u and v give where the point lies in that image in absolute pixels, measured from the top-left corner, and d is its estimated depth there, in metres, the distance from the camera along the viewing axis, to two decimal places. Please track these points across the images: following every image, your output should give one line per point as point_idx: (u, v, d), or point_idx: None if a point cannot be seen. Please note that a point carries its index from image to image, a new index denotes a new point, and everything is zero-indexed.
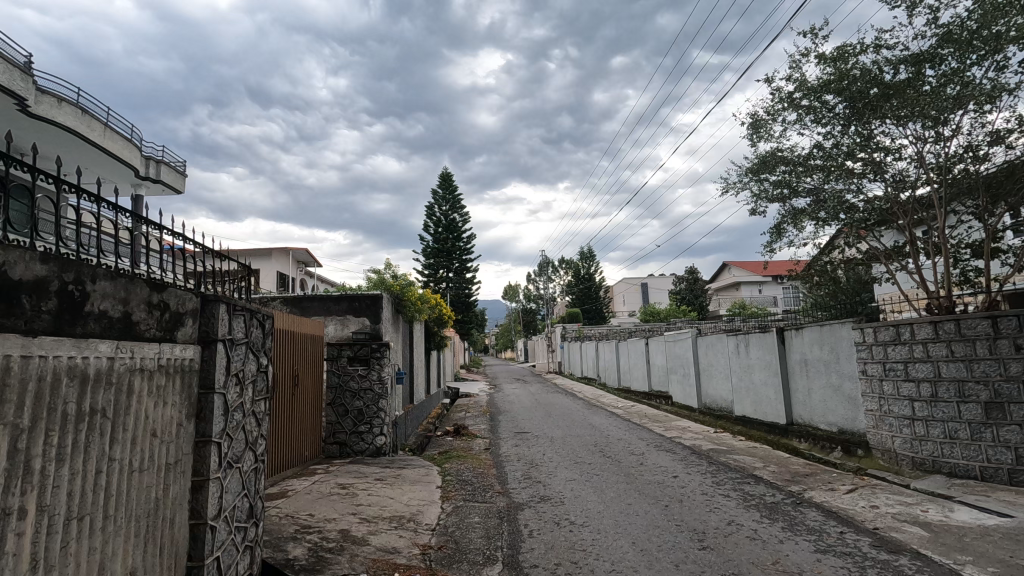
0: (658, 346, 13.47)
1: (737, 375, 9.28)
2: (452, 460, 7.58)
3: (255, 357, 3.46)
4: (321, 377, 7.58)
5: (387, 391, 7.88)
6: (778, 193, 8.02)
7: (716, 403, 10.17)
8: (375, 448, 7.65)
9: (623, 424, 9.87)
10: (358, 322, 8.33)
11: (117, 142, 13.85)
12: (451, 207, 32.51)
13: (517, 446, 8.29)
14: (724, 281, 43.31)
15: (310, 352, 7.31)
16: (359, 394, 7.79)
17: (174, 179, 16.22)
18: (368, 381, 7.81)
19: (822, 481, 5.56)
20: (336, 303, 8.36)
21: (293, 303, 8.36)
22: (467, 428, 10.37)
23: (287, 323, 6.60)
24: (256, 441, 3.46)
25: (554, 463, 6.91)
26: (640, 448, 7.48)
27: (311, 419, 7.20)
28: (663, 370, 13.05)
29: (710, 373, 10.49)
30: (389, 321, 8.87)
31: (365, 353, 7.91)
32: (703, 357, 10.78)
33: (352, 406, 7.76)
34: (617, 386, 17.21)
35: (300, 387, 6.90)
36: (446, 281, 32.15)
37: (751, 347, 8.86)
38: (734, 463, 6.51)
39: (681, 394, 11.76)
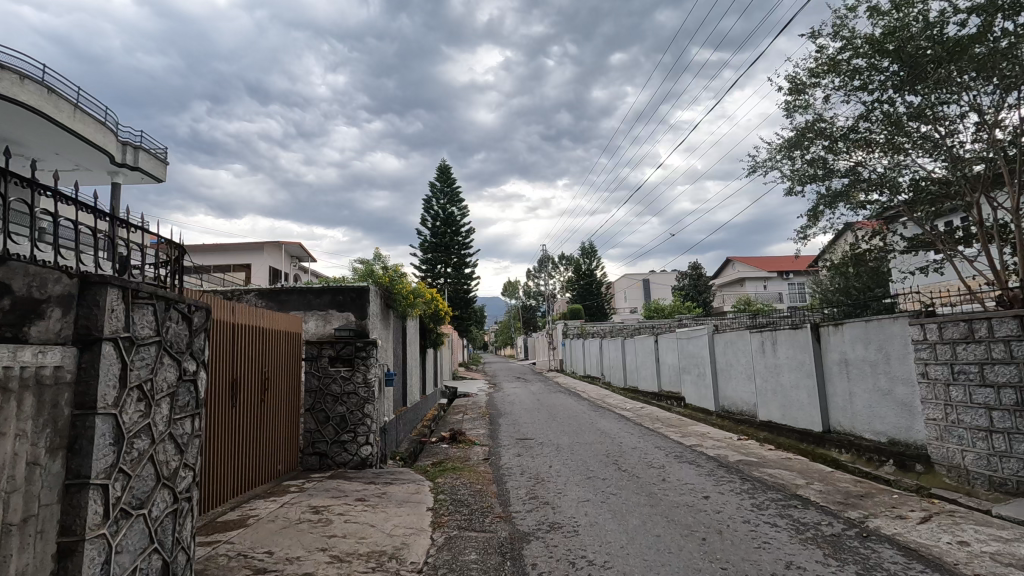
0: (669, 344, 12.62)
1: (762, 376, 8.42)
2: (447, 472, 6.69)
3: (173, 362, 2.58)
4: (299, 381, 6.72)
5: (373, 395, 7.00)
6: (814, 172, 7.15)
7: (737, 405, 9.31)
8: (360, 459, 6.78)
9: (636, 430, 9.01)
10: (342, 318, 7.45)
11: (90, 125, 12.91)
12: (450, 201, 31.56)
13: (520, 455, 7.42)
14: (728, 277, 42.45)
15: (286, 353, 6.46)
16: (342, 398, 6.90)
17: (154, 167, 15.28)
18: (352, 384, 6.93)
19: (884, 504, 4.68)
20: (318, 297, 7.47)
21: (270, 296, 7.47)
22: (466, 433, 9.49)
23: (255, 320, 5.75)
24: (176, 474, 2.59)
25: (563, 478, 6.05)
26: (659, 461, 6.61)
27: (287, 429, 6.35)
28: (675, 370, 12.20)
29: (729, 373, 9.63)
30: (378, 317, 8.01)
31: (349, 352, 7.02)
32: (722, 356, 9.90)
33: (334, 412, 6.86)
34: (624, 386, 16.35)
35: (272, 393, 6.05)
36: (444, 277, 31.26)
37: (779, 346, 7.99)
38: (772, 479, 5.64)
39: (696, 396, 10.90)
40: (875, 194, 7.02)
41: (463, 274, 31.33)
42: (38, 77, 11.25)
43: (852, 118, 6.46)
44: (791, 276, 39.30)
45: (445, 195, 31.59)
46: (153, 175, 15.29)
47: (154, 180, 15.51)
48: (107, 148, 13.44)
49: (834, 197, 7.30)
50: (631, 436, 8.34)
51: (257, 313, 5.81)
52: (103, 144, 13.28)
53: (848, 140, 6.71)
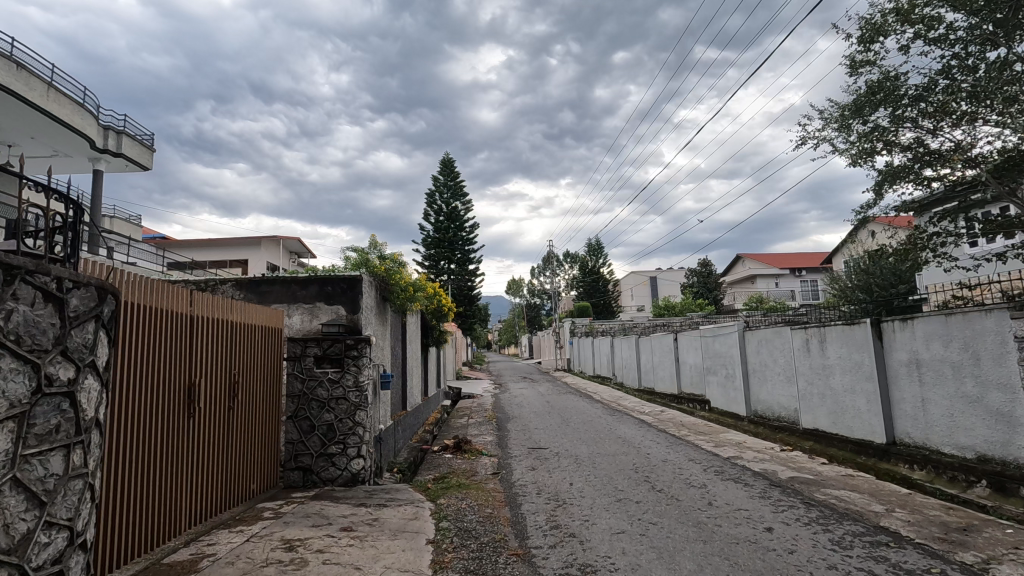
0: (691, 342, 11.66)
1: (807, 378, 7.46)
2: (452, 490, 5.75)
3: (23, 367, 1.64)
4: (278, 385, 5.83)
5: (366, 401, 6.06)
6: (873, 145, 6.31)
7: (775, 410, 8.36)
8: (350, 475, 5.85)
9: (662, 438, 8.08)
10: (331, 312, 6.53)
11: (67, 106, 11.98)
12: (453, 196, 30.65)
13: (535, 469, 6.48)
14: (738, 274, 41.42)
15: (262, 352, 5.57)
16: (330, 404, 5.94)
17: (139, 154, 14.36)
18: (340, 388, 5.98)
19: (1001, 544, 3.73)
20: (304, 288, 6.56)
21: (249, 287, 6.56)
22: (472, 441, 8.58)
23: (222, 312, 4.86)
24: (29, 540, 1.65)
25: (589, 501, 5.10)
26: (698, 479, 5.65)
27: (263, 440, 5.45)
28: (698, 370, 11.23)
29: (765, 374, 8.66)
30: (373, 312, 7.07)
31: (337, 351, 6.07)
32: (755, 355, 8.94)
33: (320, 420, 5.90)
34: (638, 387, 15.41)
35: (244, 398, 5.16)
36: (446, 273, 30.36)
37: (828, 345, 6.99)
38: (842, 505, 4.67)
39: (724, 400, 9.94)
40: (946, 168, 6.08)
41: (466, 271, 30.42)
42: (6, 50, 10.31)
43: (923, 80, 5.54)
44: (804, 274, 38.25)
45: (449, 190, 30.65)
46: (139, 163, 14.38)
47: (140, 168, 14.59)
48: (86, 131, 12.53)
49: (896, 173, 6.37)
50: (657, 446, 7.38)
51: (226, 304, 4.93)
52: (82, 127, 12.38)
53: (918, 104, 5.75)
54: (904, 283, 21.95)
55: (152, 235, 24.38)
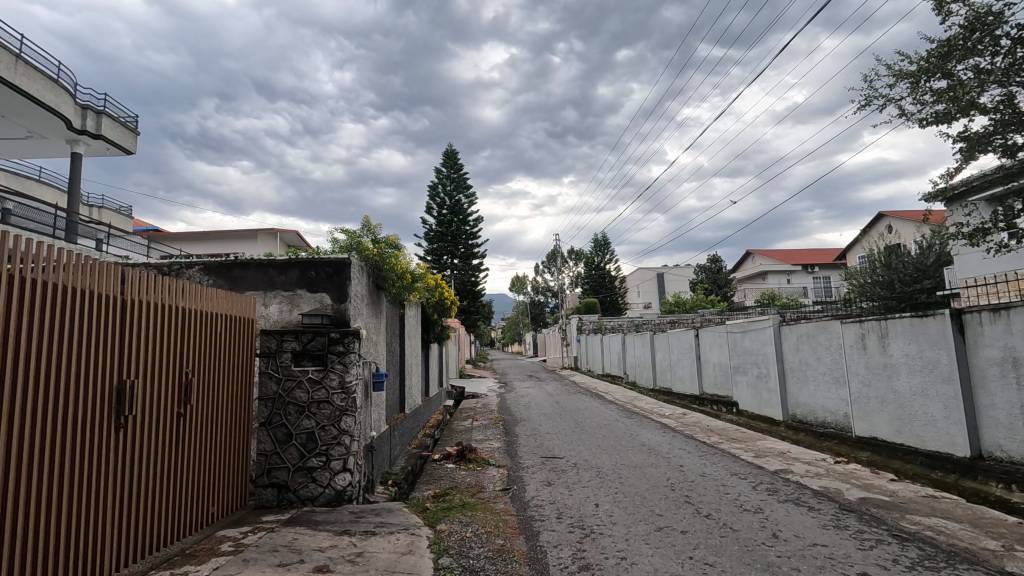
0: (714, 339, 10.72)
1: (862, 380, 6.51)
2: (455, 513, 4.83)
3: None
4: (246, 386, 4.89)
5: (354, 405, 5.13)
6: (953, 105, 5.34)
7: (819, 415, 7.43)
8: (335, 493, 4.93)
9: (692, 446, 7.17)
10: (314, 302, 5.60)
11: (40, 82, 11.07)
12: (456, 188, 29.68)
13: (552, 485, 5.56)
14: (747, 271, 40.43)
15: (227, 347, 4.64)
16: (311, 409, 4.99)
17: (122, 136, 13.45)
18: (322, 391, 5.03)
19: None
20: (284, 273, 5.65)
21: (220, 272, 5.66)
22: (477, 448, 7.66)
23: (173, 296, 3.94)
24: None
25: (624, 530, 4.17)
26: (748, 500, 4.72)
27: (226, 452, 4.50)
28: (724, 369, 10.29)
29: (806, 375, 7.74)
30: (364, 302, 6.15)
31: (319, 346, 5.11)
32: (794, 353, 8.01)
33: (299, 428, 4.95)
34: (653, 387, 14.48)
35: (203, 402, 4.24)
36: (450, 268, 29.50)
37: (891, 341, 6.03)
38: (944, 540, 3.72)
39: (756, 402, 9.00)
40: None
41: (470, 266, 29.54)
42: None
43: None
44: (816, 270, 37.25)
45: (452, 182, 29.68)
46: (121, 146, 13.47)
47: (123, 152, 13.69)
48: (63, 110, 11.65)
49: (979, 140, 5.39)
50: (688, 457, 6.44)
51: (178, 287, 4.01)
52: (59, 105, 11.50)
53: (1016, 51, 4.78)
54: (929, 278, 20.94)
55: (145, 228, 23.54)
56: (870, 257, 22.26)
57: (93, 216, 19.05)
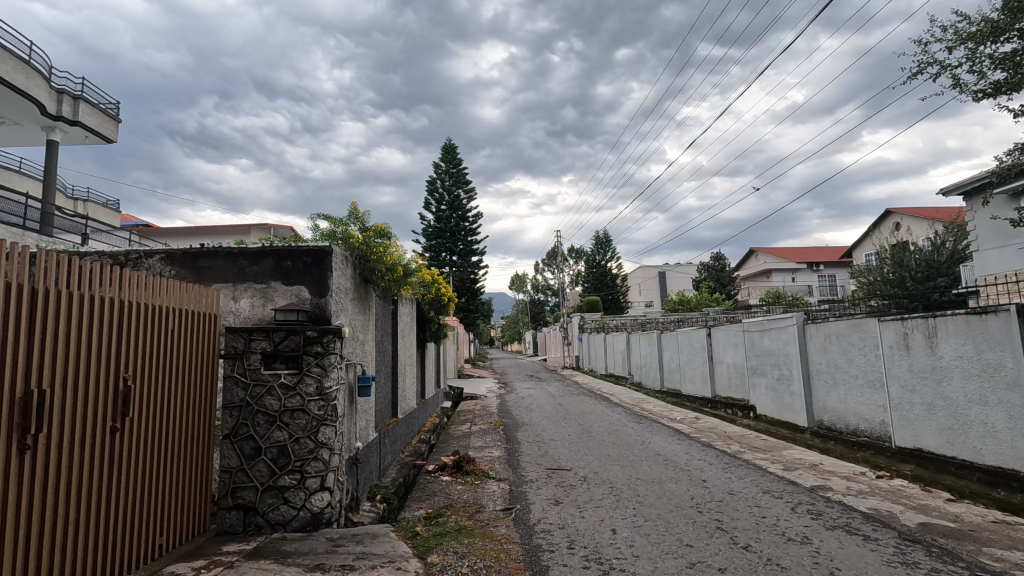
0: (728, 338, 10.07)
1: (903, 384, 5.85)
2: (449, 541, 4.15)
3: None
4: (203, 394, 4.17)
5: (333, 414, 4.47)
6: (1020, 73, 4.70)
7: (851, 422, 6.78)
8: (310, 517, 4.26)
9: (712, 456, 6.52)
10: (290, 296, 4.93)
11: (11, 64, 10.38)
12: (455, 183, 28.99)
13: (560, 504, 4.90)
14: (751, 269, 39.78)
15: (179, 349, 3.92)
16: (284, 420, 4.31)
17: (101, 124, 12.74)
18: (295, 398, 4.36)
19: None
20: (256, 264, 4.99)
21: (184, 262, 4.99)
22: (476, 457, 7.00)
23: (109, 286, 3.22)
24: None
25: (649, 566, 3.50)
26: (790, 527, 4.06)
27: (175, 473, 3.78)
28: (739, 371, 9.64)
29: (836, 378, 7.09)
30: (349, 297, 5.48)
31: (293, 347, 4.43)
32: (821, 354, 7.36)
33: (268, 441, 4.27)
34: (660, 388, 13.83)
35: (146, 414, 3.52)
36: (448, 265, 28.89)
37: (940, 341, 5.37)
38: None
39: (776, 407, 8.34)
40: None
41: (469, 262, 28.92)
42: None
43: None
44: (821, 267, 36.65)
45: (451, 177, 29.02)
46: (101, 134, 12.76)
47: (103, 140, 12.99)
48: (37, 94, 10.95)
49: None
50: (710, 470, 5.78)
51: (116, 275, 3.29)
52: (31, 88, 10.80)
53: None
54: (942, 275, 20.25)
55: (134, 223, 22.85)
56: (880, 253, 21.59)
57: (78, 209, 18.37)
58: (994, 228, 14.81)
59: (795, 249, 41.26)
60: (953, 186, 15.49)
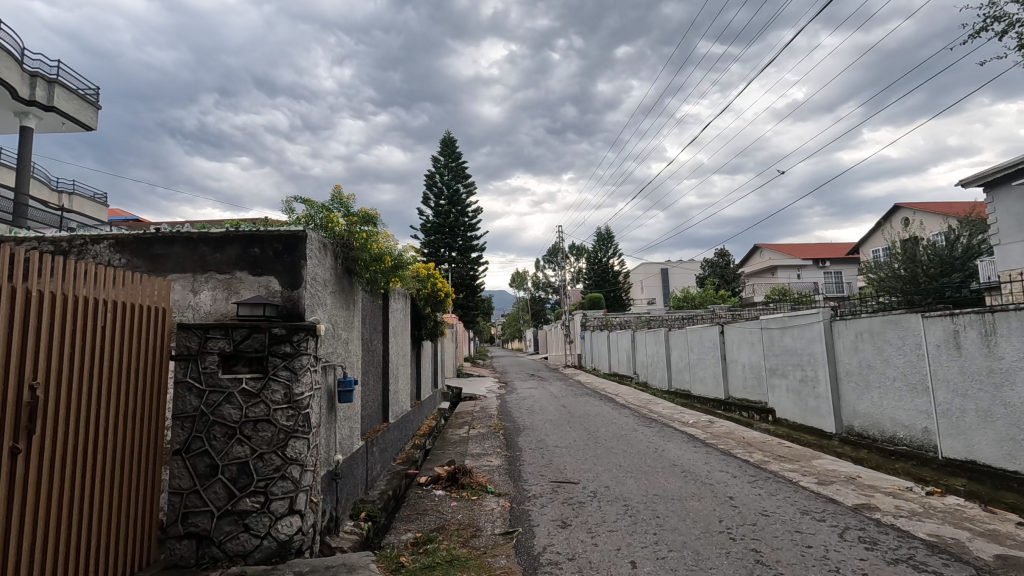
0: (744, 336, 9.44)
1: (953, 389, 5.21)
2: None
3: None
4: (144, 403, 3.49)
5: (305, 425, 3.87)
6: None
7: (887, 430, 6.14)
8: (276, 546, 3.63)
9: (735, 467, 5.89)
10: (257, 289, 4.28)
11: None
12: (454, 177, 28.31)
13: (569, 527, 4.26)
14: (756, 266, 39.14)
15: (115, 350, 3.24)
16: (245, 433, 3.66)
17: (78, 110, 12.09)
18: (259, 407, 3.72)
19: None
20: (220, 252, 4.34)
21: (136, 249, 4.34)
22: (473, 468, 6.36)
23: (12, 271, 2.52)
24: None
25: None
26: (844, 561, 3.41)
27: (106, 500, 3.10)
28: (756, 371, 9.01)
29: (869, 380, 6.45)
30: (328, 290, 4.85)
31: (257, 347, 3.78)
32: (852, 354, 6.72)
33: (226, 458, 3.62)
34: (668, 388, 13.19)
35: (64, 430, 2.83)
36: (447, 262, 28.27)
37: (1000, 340, 4.72)
38: None
39: (799, 410, 7.70)
40: None
41: (469, 259, 28.31)
42: None
43: None
44: (828, 265, 36.02)
45: (451, 171, 28.37)
46: (78, 121, 12.11)
47: (81, 127, 12.34)
48: (7, 77, 10.30)
49: None
50: (736, 485, 5.14)
51: (25, 257, 2.59)
52: (1, 70, 10.13)
53: None
54: (958, 270, 19.51)
55: (124, 217, 22.21)
56: (892, 248, 20.88)
57: (64, 203, 17.74)
58: (1017, 220, 14.11)
59: (800, 245, 40.55)
60: (973, 176, 14.77)
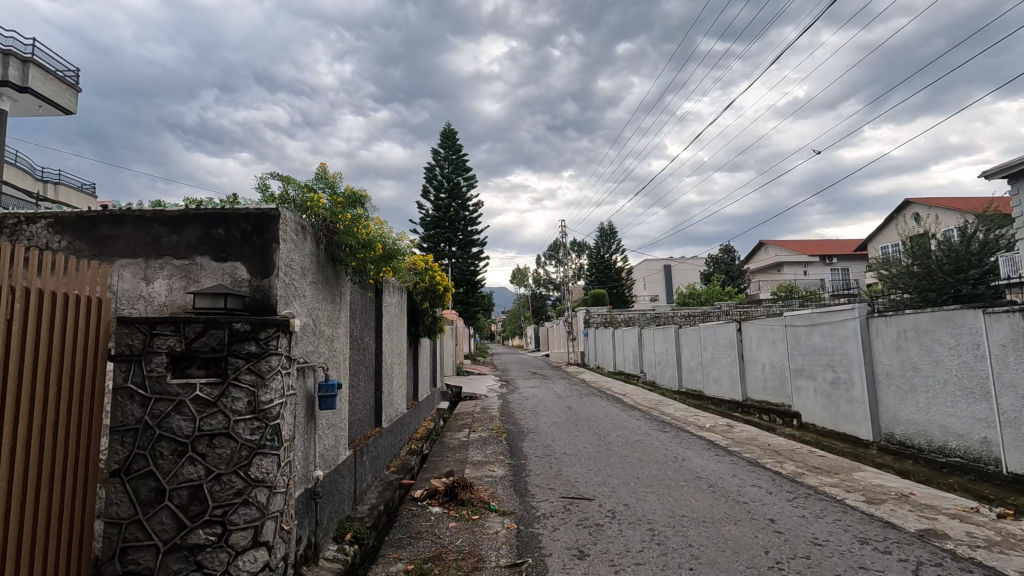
0: (764, 334, 8.80)
1: (1021, 395, 4.57)
2: None
3: None
4: (74, 416, 2.81)
5: (273, 440, 3.24)
6: None
7: (936, 439, 5.51)
8: None
9: (767, 481, 5.26)
10: (218, 278, 3.63)
11: None
12: (454, 170, 27.63)
13: (587, 557, 3.62)
14: (761, 262, 38.50)
15: (36, 351, 2.55)
16: (198, 451, 3.02)
17: (56, 92, 11.45)
18: (216, 419, 3.07)
19: None
20: (178, 233, 3.68)
21: (78, 230, 3.69)
22: (474, 479, 5.73)
23: None
24: None
25: None
26: None
27: (24, 544, 2.44)
28: (778, 372, 8.38)
29: (913, 383, 5.82)
30: (308, 280, 4.20)
31: (215, 346, 3.12)
32: (893, 355, 6.08)
33: (175, 481, 2.98)
34: (678, 389, 12.55)
35: None
36: (447, 257, 27.65)
37: None
38: None
39: (829, 415, 7.06)
40: None
41: (470, 253, 27.69)
42: None
43: None
44: (834, 261, 35.41)
45: (451, 164, 27.71)
46: (56, 104, 11.48)
47: (60, 111, 11.69)
48: None
49: None
50: (774, 505, 4.51)
51: None
52: None
53: None
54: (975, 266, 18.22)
55: None
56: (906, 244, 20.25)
57: (48, 193, 17.10)
58: None
59: (806, 242, 39.85)
60: (997, 168, 14.09)
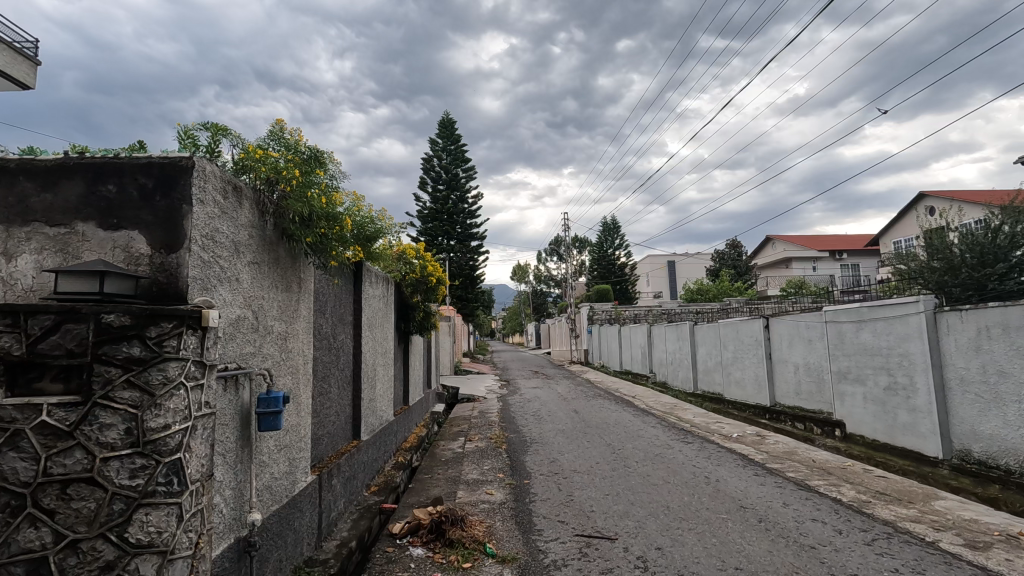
0: (798, 332, 7.79)
1: None
2: None
3: None
4: None
5: (167, 484, 2.24)
6: None
7: None
8: None
9: (829, 512, 4.26)
10: (105, 253, 2.60)
11: None
12: (453, 161, 26.56)
13: None
14: (769, 258, 37.51)
15: None
16: (43, 507, 2.02)
17: (11, 64, 10.39)
18: (73, 456, 2.06)
19: None
20: (53, 190, 2.63)
21: None
22: (467, 507, 4.71)
23: None
24: None
25: None
26: None
27: None
28: (816, 375, 7.38)
29: (998, 391, 4.80)
30: (244, 260, 3.17)
31: (73, 347, 2.10)
32: (972, 357, 5.06)
33: (6, 553, 1.99)
34: (694, 391, 11.56)
35: None
36: (445, 251, 26.65)
37: None
38: None
39: (883, 427, 6.06)
40: None
41: (469, 247, 26.70)
42: None
43: None
44: (845, 257, 34.41)
45: (450, 155, 26.64)
46: (11, 77, 10.43)
47: (16, 85, 10.65)
48: None
49: None
50: (853, 553, 3.49)
51: None
52: None
53: None
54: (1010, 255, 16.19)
55: None
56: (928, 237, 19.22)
57: None
58: None
59: (814, 236, 38.81)
60: None
